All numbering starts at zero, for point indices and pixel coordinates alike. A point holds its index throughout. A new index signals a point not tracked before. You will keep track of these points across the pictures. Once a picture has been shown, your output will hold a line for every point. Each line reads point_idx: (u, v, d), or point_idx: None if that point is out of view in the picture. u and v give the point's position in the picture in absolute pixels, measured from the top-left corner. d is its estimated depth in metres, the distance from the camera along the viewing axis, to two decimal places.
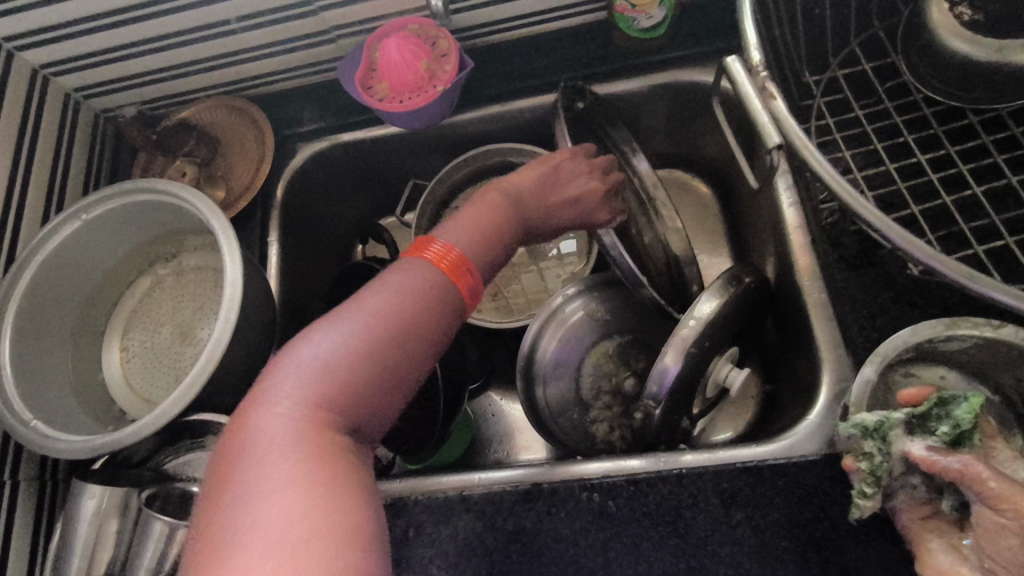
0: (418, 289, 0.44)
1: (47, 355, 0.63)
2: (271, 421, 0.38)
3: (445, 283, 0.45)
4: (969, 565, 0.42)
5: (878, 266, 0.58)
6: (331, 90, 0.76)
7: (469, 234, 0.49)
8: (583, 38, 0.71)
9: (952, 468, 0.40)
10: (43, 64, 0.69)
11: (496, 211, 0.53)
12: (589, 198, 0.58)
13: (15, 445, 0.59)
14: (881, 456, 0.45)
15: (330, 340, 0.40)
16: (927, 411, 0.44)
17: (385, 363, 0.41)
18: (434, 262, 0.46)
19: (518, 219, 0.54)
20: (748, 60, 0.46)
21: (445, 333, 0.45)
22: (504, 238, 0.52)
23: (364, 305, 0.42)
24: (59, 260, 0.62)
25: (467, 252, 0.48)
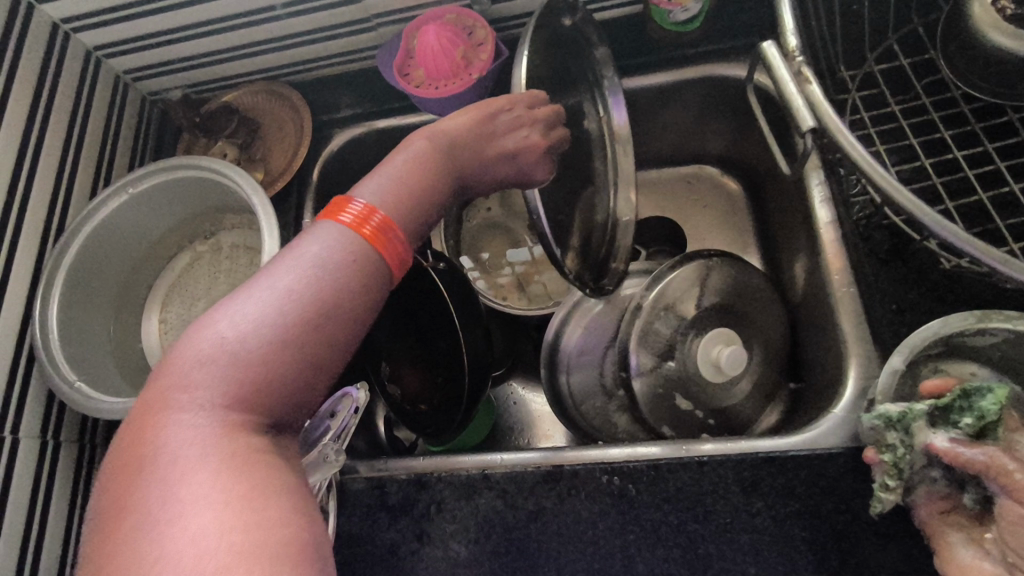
0: (339, 259, 0.41)
1: (90, 321, 0.65)
2: (181, 421, 0.35)
3: (365, 248, 0.43)
4: (991, 560, 0.40)
5: (910, 262, 0.57)
6: (370, 79, 0.78)
7: (392, 196, 0.47)
8: (618, 30, 0.71)
9: (976, 460, 0.39)
10: (98, 47, 0.73)
11: (424, 167, 0.50)
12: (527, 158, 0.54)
13: (58, 407, 0.62)
14: (903, 448, 0.45)
15: (241, 327, 0.36)
16: (949, 402, 0.44)
17: (308, 347, 0.38)
18: (356, 227, 0.43)
19: (448, 173, 0.52)
20: (785, 45, 0.46)
21: (370, 312, 0.42)
22: (433, 198, 0.50)
23: (277, 285, 0.38)
24: (104, 232, 0.65)
25: (388, 215, 0.45)
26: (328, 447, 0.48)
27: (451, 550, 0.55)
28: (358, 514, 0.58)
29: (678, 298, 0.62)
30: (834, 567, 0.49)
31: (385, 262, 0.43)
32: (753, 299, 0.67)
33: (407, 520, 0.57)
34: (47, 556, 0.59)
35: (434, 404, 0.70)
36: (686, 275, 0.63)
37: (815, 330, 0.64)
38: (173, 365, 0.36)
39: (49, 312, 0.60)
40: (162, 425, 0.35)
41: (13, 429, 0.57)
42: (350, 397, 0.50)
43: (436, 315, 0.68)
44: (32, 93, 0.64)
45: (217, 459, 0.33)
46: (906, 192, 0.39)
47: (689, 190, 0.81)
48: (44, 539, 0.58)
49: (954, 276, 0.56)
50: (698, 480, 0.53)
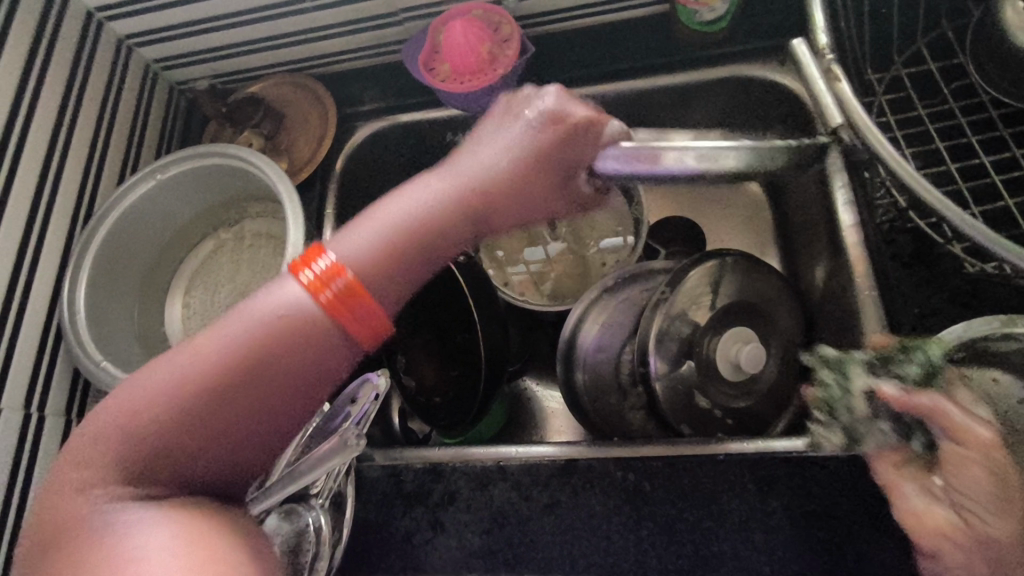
0: (267, 328, 0.39)
1: (115, 304, 0.66)
2: (104, 489, 0.37)
3: (328, 328, 0.41)
4: (943, 503, 0.41)
5: (933, 266, 0.60)
6: (394, 73, 0.79)
7: (377, 256, 0.43)
8: (643, 30, 0.72)
9: (921, 403, 0.40)
10: (129, 36, 0.74)
11: (431, 218, 0.46)
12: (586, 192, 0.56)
13: (82, 386, 0.63)
14: (837, 386, 0.49)
15: (164, 392, 0.38)
16: (890, 354, 0.47)
17: (222, 417, 0.39)
18: (326, 299, 0.41)
19: (468, 213, 0.48)
20: (816, 43, 0.46)
21: (314, 368, 0.41)
22: (423, 258, 0.46)
23: (205, 347, 0.39)
24: (132, 217, 0.66)
25: (366, 276, 0.42)
26: (349, 431, 0.47)
27: (464, 539, 0.55)
28: (373, 501, 0.58)
29: (694, 295, 0.63)
30: (848, 568, 0.49)
31: (339, 321, 0.41)
32: (770, 300, 0.67)
33: (422, 508, 0.57)
34: None
35: (450, 397, 0.71)
36: (698, 275, 0.63)
37: (834, 332, 0.64)
38: (103, 422, 0.38)
39: (76, 293, 0.61)
40: (89, 484, 0.37)
41: (39, 407, 0.58)
42: (370, 382, 0.50)
43: (453, 308, 0.69)
44: (67, 80, 0.65)
45: (139, 518, 0.35)
46: (932, 191, 0.38)
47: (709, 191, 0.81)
48: None
49: (978, 281, 0.59)
50: (717, 476, 0.53)
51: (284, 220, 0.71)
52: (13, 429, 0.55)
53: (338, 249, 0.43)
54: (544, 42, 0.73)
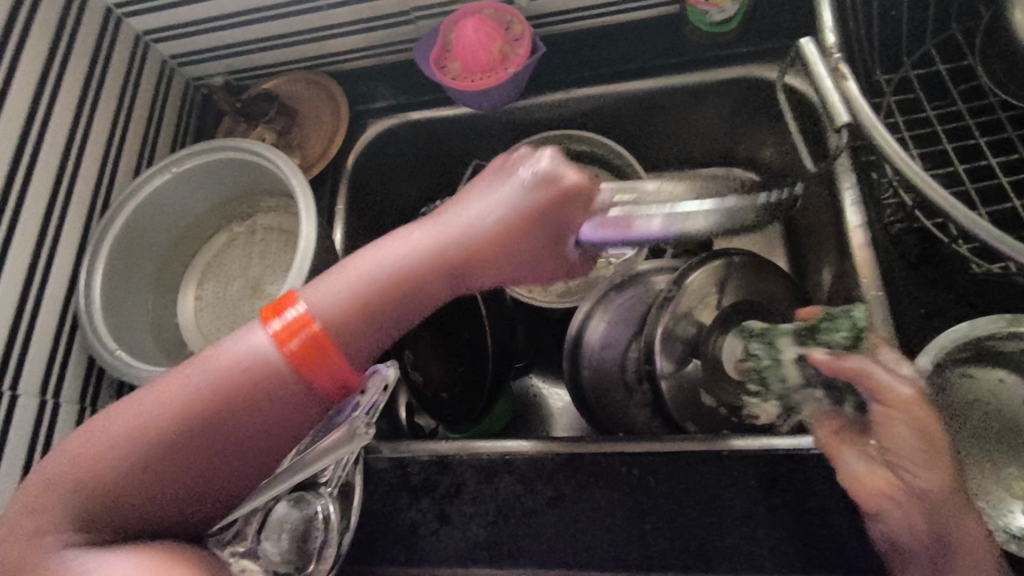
0: (229, 373, 0.41)
1: (130, 295, 0.68)
2: (64, 530, 0.38)
3: (291, 382, 0.42)
4: (879, 462, 0.44)
5: (939, 267, 0.60)
6: (406, 71, 0.80)
7: (344, 313, 0.43)
8: (653, 31, 0.72)
9: (848, 365, 0.43)
10: (146, 32, 0.75)
11: (405, 277, 0.46)
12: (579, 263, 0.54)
13: (96, 374, 0.64)
14: (768, 356, 0.58)
15: (125, 436, 0.39)
16: (816, 324, 0.54)
17: (182, 463, 0.40)
18: (293, 353, 0.42)
19: (447, 269, 0.47)
20: (823, 43, 0.47)
21: (277, 415, 0.41)
22: (396, 313, 0.46)
23: (170, 392, 0.40)
24: (147, 210, 0.67)
25: (335, 331, 0.43)
26: (359, 420, 0.48)
27: (469, 531, 0.56)
28: (380, 492, 0.59)
29: (700, 292, 0.63)
30: (852, 565, 0.49)
31: (303, 372, 0.42)
32: (775, 300, 0.67)
33: (429, 500, 0.58)
34: None
35: (456, 393, 0.72)
36: (705, 275, 0.63)
37: None
38: (64, 464, 0.39)
39: (92, 283, 0.62)
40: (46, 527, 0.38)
41: (53, 394, 0.59)
42: (379, 373, 0.51)
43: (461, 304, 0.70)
44: (85, 74, 0.67)
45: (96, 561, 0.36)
46: (936, 189, 0.39)
47: None
48: None
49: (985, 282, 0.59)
50: (722, 470, 0.54)
51: (296, 215, 0.72)
52: (28, 414, 0.56)
53: (315, 300, 0.43)
54: (555, 41, 0.74)
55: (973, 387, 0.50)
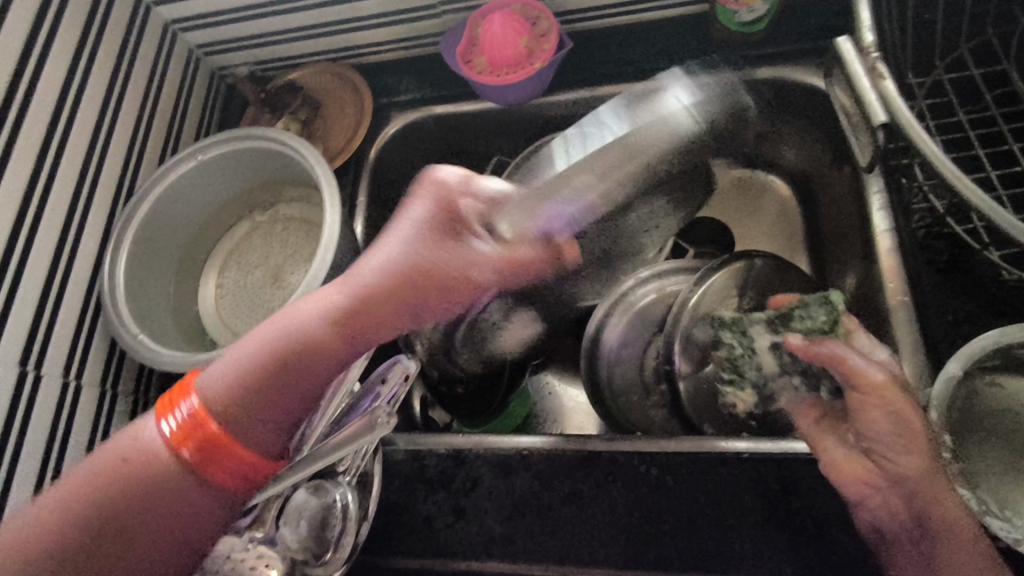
0: (129, 458, 0.43)
1: (154, 280, 0.68)
2: None
3: (178, 471, 0.42)
4: (854, 447, 0.49)
5: (969, 273, 0.59)
6: (431, 65, 0.80)
7: (219, 394, 0.44)
8: (680, 29, 0.72)
9: (823, 351, 0.49)
10: (174, 20, 0.76)
11: (284, 354, 0.46)
12: (493, 265, 0.52)
13: (117, 358, 0.64)
14: (740, 345, 0.60)
15: (40, 524, 0.42)
16: (788, 313, 0.58)
17: (97, 549, 0.41)
18: (180, 439, 0.43)
19: (330, 340, 0.47)
20: (862, 41, 0.46)
21: (177, 496, 0.42)
22: (280, 392, 0.45)
23: (84, 481, 0.43)
24: (173, 197, 0.68)
25: (220, 412, 0.43)
26: (378, 410, 0.45)
27: (485, 525, 0.56)
28: (396, 484, 0.59)
29: (721, 292, 0.63)
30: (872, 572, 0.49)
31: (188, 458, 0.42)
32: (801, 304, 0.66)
33: (445, 493, 0.58)
34: None
35: (472, 388, 0.69)
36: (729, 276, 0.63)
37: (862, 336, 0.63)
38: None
39: (117, 268, 0.63)
40: None
41: (76, 376, 0.60)
42: (400, 363, 0.51)
43: None
44: (114, 61, 0.67)
45: None
46: (974, 191, 0.38)
47: (740, 193, 0.80)
48: None
49: (1017, 288, 0.58)
50: (737, 473, 0.54)
51: (319, 205, 0.72)
52: (52, 395, 0.57)
53: (206, 382, 0.45)
54: (581, 38, 0.74)
55: (1005, 397, 0.49)
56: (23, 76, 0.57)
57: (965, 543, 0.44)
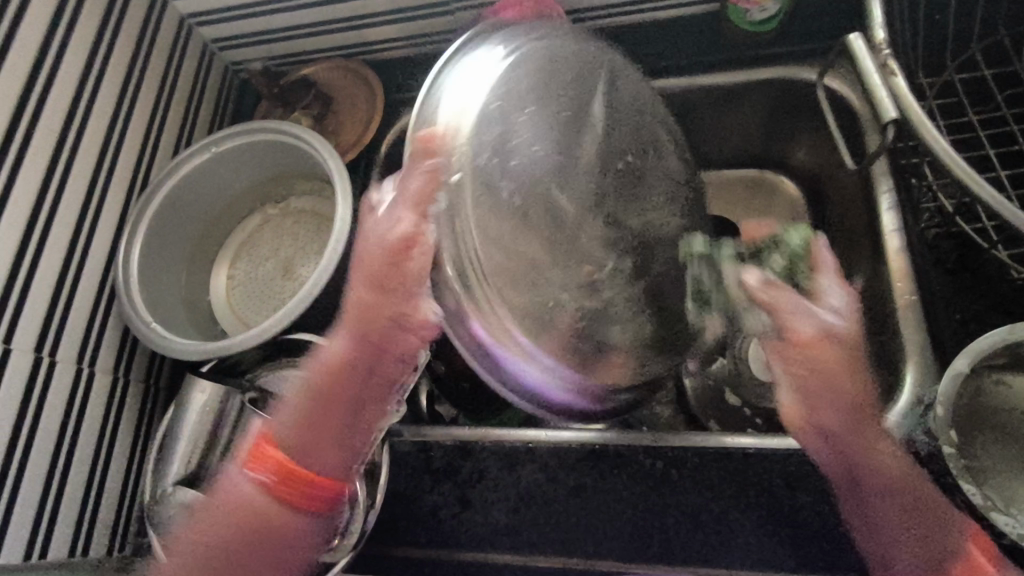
0: (229, 507, 0.45)
1: (166, 270, 0.69)
2: None
3: (277, 514, 0.45)
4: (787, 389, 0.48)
5: (976, 273, 0.60)
6: (443, 62, 0.81)
7: (288, 434, 0.47)
8: (691, 29, 0.72)
9: (763, 292, 0.48)
10: (190, 14, 0.77)
11: (332, 388, 0.48)
12: (405, 215, 0.47)
13: (129, 345, 0.65)
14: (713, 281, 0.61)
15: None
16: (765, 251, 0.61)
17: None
18: (266, 486, 0.45)
19: (363, 365, 0.48)
20: (873, 38, 0.47)
21: (284, 532, 0.45)
22: (337, 422, 0.47)
23: (193, 534, 0.45)
24: (187, 188, 0.69)
25: (291, 450, 0.46)
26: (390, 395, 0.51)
27: (491, 516, 0.56)
28: (403, 474, 0.59)
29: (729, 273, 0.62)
30: None
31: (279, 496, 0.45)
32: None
33: (451, 484, 0.58)
34: (109, 484, 0.62)
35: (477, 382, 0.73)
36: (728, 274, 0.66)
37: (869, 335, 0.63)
38: None
39: (131, 257, 0.64)
40: None
41: (89, 362, 0.61)
42: None
43: None
44: (130, 53, 0.68)
45: None
46: (985, 185, 0.40)
47: (750, 194, 0.79)
48: (108, 465, 0.62)
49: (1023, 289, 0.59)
50: (738, 466, 0.54)
51: (330, 199, 0.73)
52: (65, 380, 0.58)
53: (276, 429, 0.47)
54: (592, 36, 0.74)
55: (1008, 394, 0.50)
56: (43, 66, 0.58)
57: (905, 483, 0.45)
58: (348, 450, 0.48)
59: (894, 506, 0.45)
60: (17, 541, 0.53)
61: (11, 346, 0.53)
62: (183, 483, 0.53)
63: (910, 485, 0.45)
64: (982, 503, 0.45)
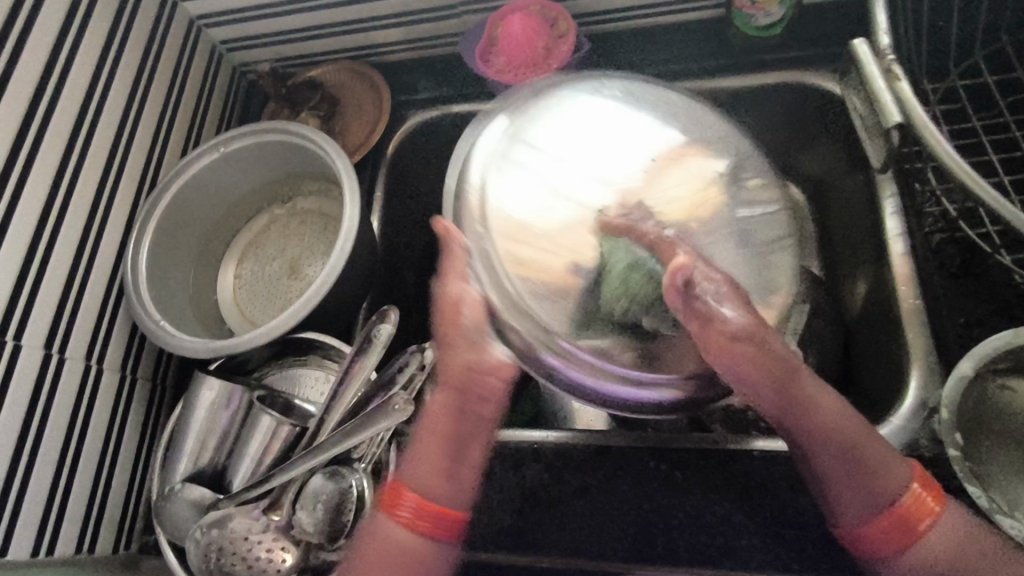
0: (375, 547, 0.45)
1: (174, 269, 0.69)
2: None
3: (420, 547, 0.45)
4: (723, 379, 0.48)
5: (980, 277, 0.60)
6: (450, 65, 0.81)
7: (413, 477, 0.46)
8: (697, 33, 0.73)
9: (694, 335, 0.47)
10: (200, 16, 0.77)
11: (440, 428, 0.47)
12: (450, 283, 0.50)
13: (136, 343, 0.66)
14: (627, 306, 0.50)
15: None
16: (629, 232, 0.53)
17: None
18: (406, 524, 0.45)
19: (463, 400, 0.48)
20: (877, 43, 0.48)
21: (433, 561, 0.45)
22: (456, 454, 0.47)
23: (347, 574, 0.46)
24: (195, 188, 0.69)
25: (419, 489, 0.45)
26: (398, 396, 0.49)
27: (496, 516, 0.57)
28: None
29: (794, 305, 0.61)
30: None
31: (421, 531, 0.45)
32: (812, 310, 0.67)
33: None
34: (116, 481, 0.63)
35: None
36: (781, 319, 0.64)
37: (870, 339, 0.64)
38: None
39: (139, 256, 0.64)
40: None
41: (98, 360, 0.61)
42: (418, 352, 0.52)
43: None
44: (140, 54, 0.69)
45: None
46: (987, 188, 0.39)
47: None
48: (116, 461, 0.63)
49: None
50: (737, 464, 0.55)
51: (337, 200, 0.74)
52: (74, 378, 0.58)
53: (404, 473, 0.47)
54: (599, 40, 0.75)
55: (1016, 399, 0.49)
56: (54, 66, 0.58)
57: (847, 428, 0.47)
58: (464, 485, 0.47)
59: (840, 454, 0.46)
60: (26, 537, 0.53)
61: (21, 344, 0.54)
62: (191, 480, 0.55)
63: (854, 431, 0.46)
64: (987, 504, 0.45)
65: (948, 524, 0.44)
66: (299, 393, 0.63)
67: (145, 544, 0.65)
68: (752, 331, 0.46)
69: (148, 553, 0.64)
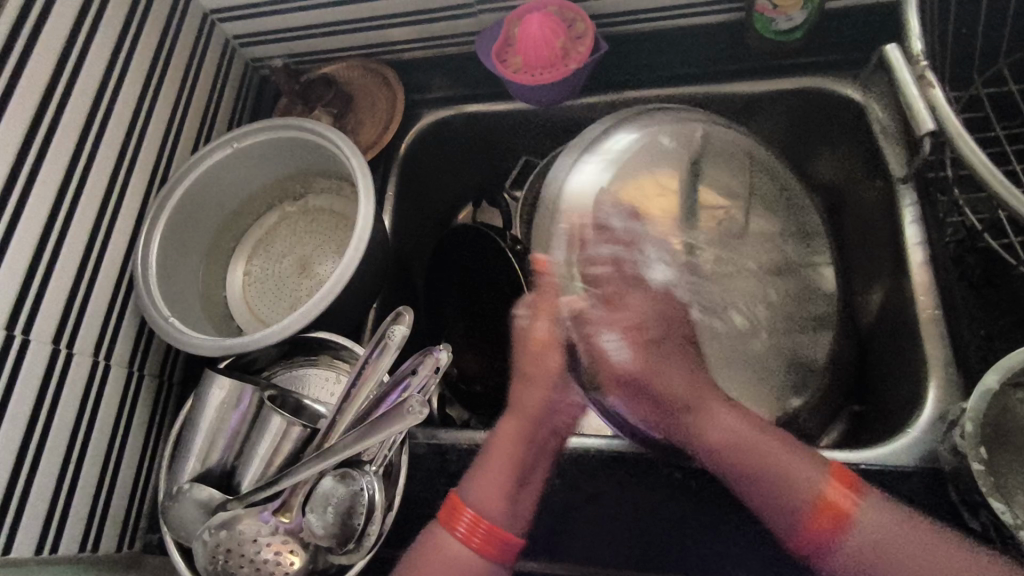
0: (431, 558, 0.50)
1: (185, 265, 0.69)
2: None
3: (476, 563, 0.50)
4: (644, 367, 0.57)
5: (1001, 288, 0.60)
6: (463, 64, 0.80)
7: (479, 494, 0.53)
8: (715, 36, 0.72)
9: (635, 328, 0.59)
10: (213, 10, 0.77)
11: (509, 453, 0.55)
12: (542, 326, 0.60)
13: (145, 339, 0.65)
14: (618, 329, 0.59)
15: None
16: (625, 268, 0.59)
17: None
18: (463, 539, 0.51)
19: (535, 432, 0.57)
20: (909, 49, 0.47)
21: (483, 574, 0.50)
22: (518, 478, 0.54)
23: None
24: (208, 183, 0.69)
25: (482, 507, 0.52)
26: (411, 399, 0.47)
27: None
28: (417, 477, 0.59)
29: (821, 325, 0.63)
30: None
31: (478, 545, 0.50)
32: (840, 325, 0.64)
33: None
34: (122, 478, 0.62)
35: (490, 387, 0.73)
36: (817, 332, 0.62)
37: (886, 348, 0.63)
38: None
39: (151, 251, 0.64)
40: None
41: (106, 356, 0.61)
42: (431, 356, 0.51)
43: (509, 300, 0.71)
44: (154, 48, 0.68)
45: None
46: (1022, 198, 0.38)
47: None
48: (122, 458, 0.62)
49: None
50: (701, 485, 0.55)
51: (350, 199, 0.73)
52: (82, 373, 0.58)
53: (468, 490, 0.53)
54: (616, 43, 0.74)
55: None
56: (69, 58, 0.58)
57: (759, 437, 0.54)
58: (521, 511, 0.54)
59: (759, 462, 0.52)
60: (29, 535, 0.53)
61: (29, 338, 0.53)
62: (200, 479, 0.54)
63: (765, 437, 0.54)
64: (1012, 521, 0.44)
65: (874, 511, 0.48)
66: (308, 392, 0.62)
67: (147, 544, 0.64)
68: (662, 333, 0.59)
69: (150, 552, 0.63)
